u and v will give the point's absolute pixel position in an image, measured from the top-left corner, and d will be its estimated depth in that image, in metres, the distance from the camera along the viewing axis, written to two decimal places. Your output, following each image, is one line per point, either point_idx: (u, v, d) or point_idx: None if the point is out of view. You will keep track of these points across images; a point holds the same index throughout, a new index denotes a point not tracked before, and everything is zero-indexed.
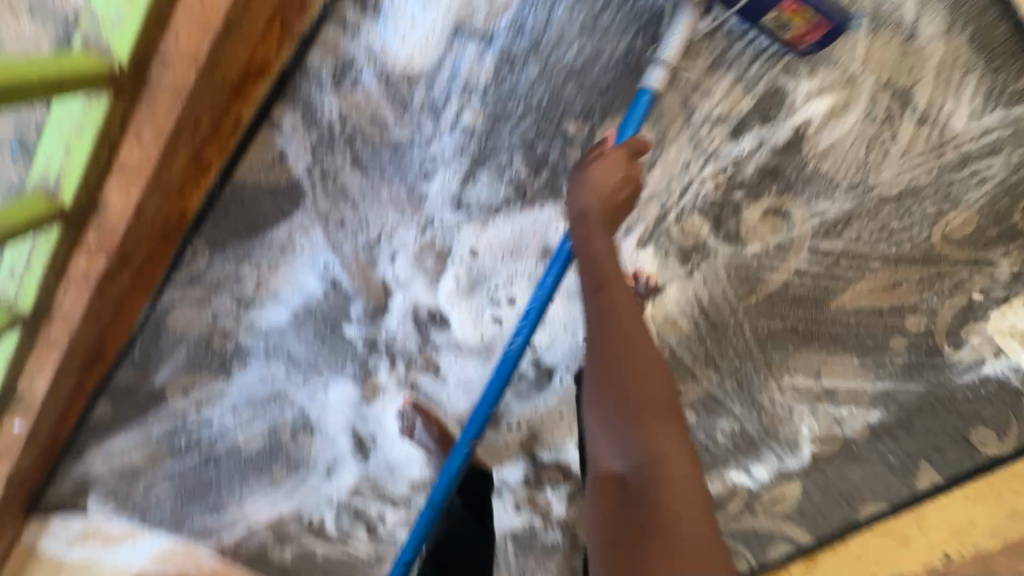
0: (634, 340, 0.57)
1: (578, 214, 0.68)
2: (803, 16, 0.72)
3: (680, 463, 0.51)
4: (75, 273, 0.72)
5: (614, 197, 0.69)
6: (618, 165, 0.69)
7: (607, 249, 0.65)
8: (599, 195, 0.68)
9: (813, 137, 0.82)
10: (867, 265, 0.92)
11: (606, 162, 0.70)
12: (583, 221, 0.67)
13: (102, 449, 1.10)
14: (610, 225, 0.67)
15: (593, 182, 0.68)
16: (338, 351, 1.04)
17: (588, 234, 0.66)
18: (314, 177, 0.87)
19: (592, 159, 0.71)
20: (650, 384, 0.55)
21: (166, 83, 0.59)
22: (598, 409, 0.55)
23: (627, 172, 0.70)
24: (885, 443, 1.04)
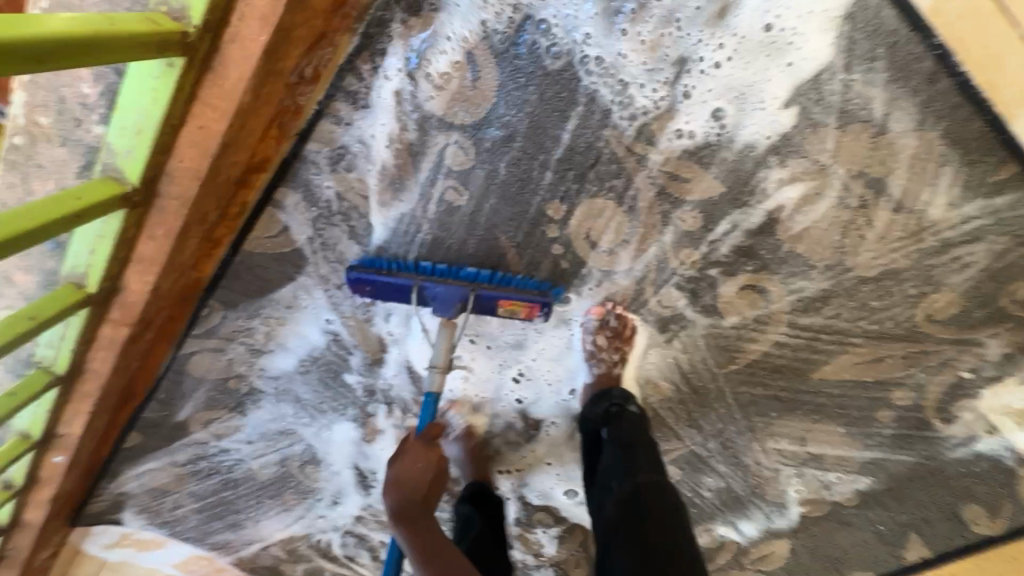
0: (454, 562, 0.72)
1: (397, 517, 0.77)
2: (516, 304, 0.88)
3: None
4: (104, 339, 0.82)
5: (420, 482, 0.80)
6: (422, 455, 0.82)
7: (425, 533, 0.75)
8: (404, 488, 0.79)
9: (787, 222, 0.84)
10: (848, 340, 0.92)
11: (410, 455, 0.82)
12: (402, 522, 0.76)
13: (133, 471, 1.21)
14: (424, 505, 0.79)
15: (399, 485, 0.79)
16: (340, 396, 1.12)
17: (415, 537, 0.75)
18: (314, 247, 0.95)
19: (396, 458, 0.82)
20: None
21: (173, 193, 0.66)
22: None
23: (429, 459, 0.83)
24: (875, 511, 1.03)
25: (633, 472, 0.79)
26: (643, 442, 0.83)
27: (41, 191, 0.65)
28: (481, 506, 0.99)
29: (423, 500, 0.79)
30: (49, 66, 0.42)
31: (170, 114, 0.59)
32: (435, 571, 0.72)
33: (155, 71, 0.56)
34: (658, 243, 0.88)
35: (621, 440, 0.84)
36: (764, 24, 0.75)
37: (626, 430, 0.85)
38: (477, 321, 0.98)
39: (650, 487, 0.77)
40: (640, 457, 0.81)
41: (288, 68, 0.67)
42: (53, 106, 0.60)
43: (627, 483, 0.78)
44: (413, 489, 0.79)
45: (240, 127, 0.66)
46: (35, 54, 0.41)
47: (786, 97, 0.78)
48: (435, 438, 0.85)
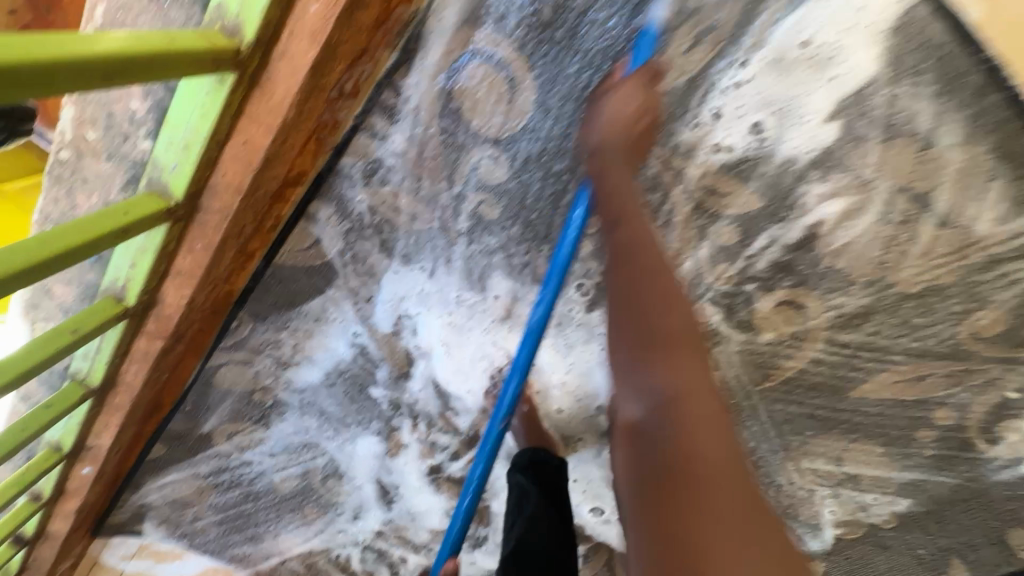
0: (633, 251, 0.60)
1: (595, 147, 0.70)
2: None
3: (703, 412, 0.51)
4: (137, 352, 0.82)
5: (635, 122, 0.71)
6: (632, 96, 0.71)
7: (624, 189, 0.66)
8: (611, 131, 0.70)
9: (827, 237, 0.82)
10: (888, 357, 0.90)
11: (623, 93, 0.72)
12: (593, 159, 0.70)
13: (155, 483, 1.20)
14: (632, 157, 0.70)
15: (612, 121, 0.71)
16: (364, 410, 1.11)
17: (606, 173, 0.69)
18: (345, 260, 0.95)
19: (611, 91, 0.72)
20: (667, 318, 0.56)
21: (214, 208, 0.66)
22: (621, 367, 0.56)
23: (642, 103, 0.72)
24: (914, 534, 1.00)
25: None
26: None
27: (85, 205, 0.66)
28: (539, 470, 0.92)
29: (628, 149, 0.70)
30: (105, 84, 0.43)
31: (216, 130, 0.59)
32: (618, 252, 0.61)
33: (204, 87, 0.56)
34: (693, 257, 0.86)
35: None
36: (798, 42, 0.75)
37: None
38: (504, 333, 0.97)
39: None
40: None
41: (331, 83, 0.66)
42: (102, 122, 0.61)
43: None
44: (625, 127, 0.70)
45: (283, 141, 0.66)
46: (88, 74, 0.41)
47: (829, 111, 0.77)
48: (653, 77, 0.73)
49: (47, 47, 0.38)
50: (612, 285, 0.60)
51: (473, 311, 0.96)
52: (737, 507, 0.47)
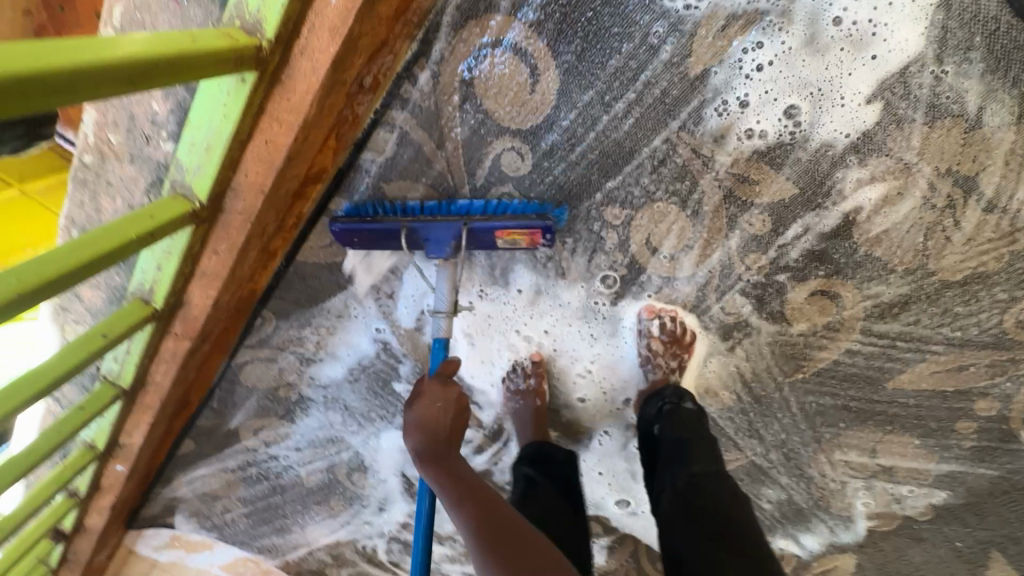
0: (498, 527, 0.63)
1: (429, 446, 0.68)
2: None
3: None
4: (165, 353, 0.82)
5: (444, 430, 0.70)
6: (445, 399, 0.72)
7: (457, 469, 0.68)
8: (429, 437, 0.69)
9: (864, 224, 0.79)
10: (928, 347, 0.87)
11: (432, 395, 0.73)
12: (429, 464, 0.68)
13: (185, 477, 1.22)
14: (451, 444, 0.70)
15: (425, 426, 0.69)
16: (389, 405, 1.12)
17: (444, 481, 0.67)
18: (367, 256, 0.95)
19: (414, 398, 0.73)
20: (536, 556, 0.61)
21: (237, 209, 0.65)
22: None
23: (452, 399, 0.73)
24: (951, 526, 0.98)
25: (688, 466, 0.76)
26: (699, 437, 0.79)
27: (110, 209, 0.66)
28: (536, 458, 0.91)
29: (451, 429, 0.71)
30: (123, 91, 0.41)
31: (238, 132, 0.58)
32: (487, 539, 0.62)
33: (226, 87, 0.55)
34: (723, 247, 0.84)
35: (676, 434, 0.81)
36: (831, 18, 0.71)
37: (683, 425, 0.82)
38: (530, 322, 0.94)
39: (706, 477, 0.74)
40: (694, 450, 0.78)
41: (351, 77, 0.65)
42: (124, 124, 0.60)
43: (681, 476, 0.75)
44: (439, 430, 0.70)
45: (304, 139, 0.64)
46: (107, 80, 0.39)
47: (870, 92, 0.73)
48: (450, 376, 0.77)
49: (67, 55, 0.37)
50: (475, 536, 0.63)
51: (497, 304, 0.94)
52: None
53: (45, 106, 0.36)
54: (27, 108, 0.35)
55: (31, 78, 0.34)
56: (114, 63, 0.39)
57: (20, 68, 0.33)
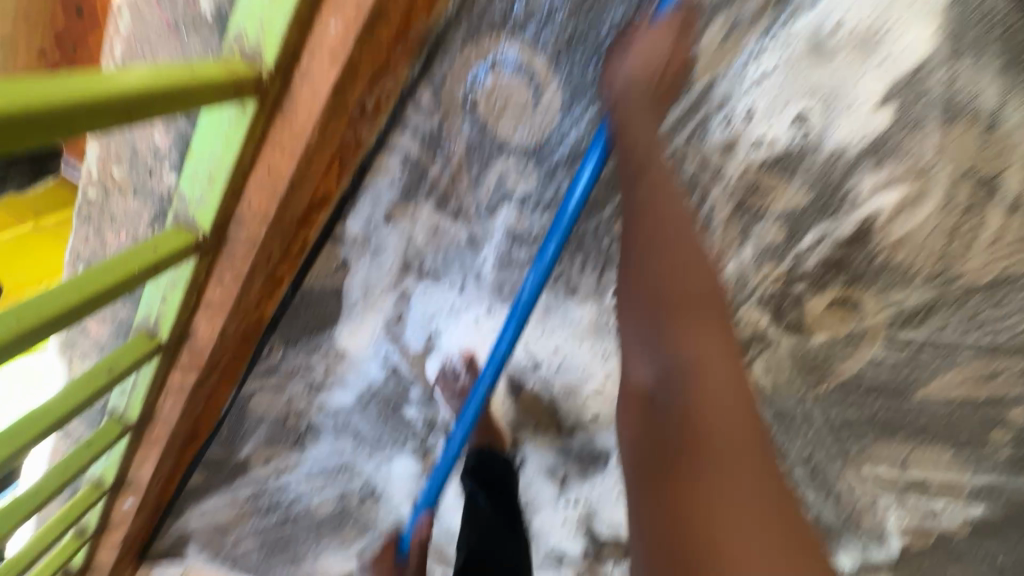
0: (653, 192, 0.58)
1: (621, 95, 0.66)
2: None
3: (718, 385, 0.50)
4: (172, 385, 0.81)
5: (659, 71, 0.66)
6: (669, 39, 0.65)
7: (645, 125, 0.64)
8: (642, 67, 0.66)
9: (883, 230, 0.77)
10: (956, 354, 0.83)
11: (654, 33, 0.66)
12: (632, 94, 0.66)
13: (196, 509, 1.20)
14: (655, 99, 0.66)
15: (637, 58, 0.66)
16: (400, 430, 1.10)
17: (627, 125, 0.65)
18: (373, 280, 0.93)
19: (626, 47, 0.67)
20: (694, 278, 0.54)
21: (241, 238, 0.65)
22: (632, 315, 0.56)
23: (674, 44, 0.66)
24: (987, 540, 0.95)
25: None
26: None
27: (115, 242, 0.65)
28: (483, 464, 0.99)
29: (651, 95, 0.66)
30: (116, 125, 0.40)
31: (240, 161, 0.57)
32: (638, 178, 0.60)
33: (226, 118, 0.54)
34: (737, 258, 0.82)
35: None
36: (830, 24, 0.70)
37: None
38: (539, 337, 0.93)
39: None
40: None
41: (352, 101, 0.64)
42: (127, 158, 0.60)
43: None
44: (651, 68, 0.66)
45: (307, 165, 0.63)
46: (98, 115, 0.38)
47: (882, 95, 0.71)
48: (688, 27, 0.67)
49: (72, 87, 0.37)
50: (627, 238, 0.59)
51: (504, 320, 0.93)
52: (751, 488, 0.46)
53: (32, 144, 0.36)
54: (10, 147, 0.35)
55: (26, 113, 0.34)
56: (105, 99, 0.38)
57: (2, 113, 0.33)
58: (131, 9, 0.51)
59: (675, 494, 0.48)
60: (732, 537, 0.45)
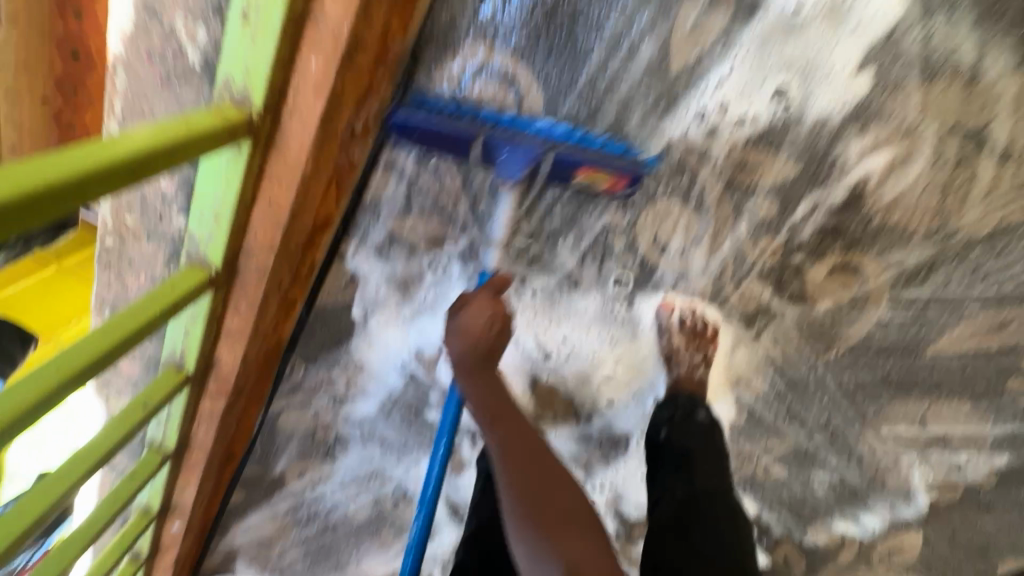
0: (518, 441, 0.76)
1: (458, 362, 0.80)
2: None
3: (571, 504, 0.73)
4: (204, 413, 0.86)
5: (483, 334, 0.79)
6: (485, 311, 0.79)
7: (491, 385, 0.80)
8: (467, 343, 0.79)
9: (875, 193, 0.77)
10: (963, 308, 0.84)
11: (480, 305, 0.80)
12: (466, 374, 0.80)
13: (240, 525, 1.26)
14: (488, 361, 0.80)
15: (467, 330, 0.79)
16: (424, 432, 1.14)
17: (479, 392, 0.79)
18: (383, 291, 0.96)
19: (465, 304, 0.80)
20: (558, 494, 0.73)
21: (251, 268, 0.68)
22: (539, 550, 0.68)
23: (494, 312, 0.80)
24: (1016, 487, 0.97)
25: (689, 480, 0.93)
26: (700, 449, 0.95)
27: (135, 284, 0.69)
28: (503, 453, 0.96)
29: (484, 356, 0.80)
30: (123, 185, 0.42)
31: (242, 197, 0.60)
32: (509, 462, 0.74)
33: (223, 159, 0.57)
34: (733, 236, 0.83)
35: (681, 448, 0.95)
36: (794, 5, 0.70)
37: (687, 434, 0.95)
38: (547, 328, 0.95)
39: (706, 493, 0.93)
40: (696, 464, 0.94)
41: (341, 127, 0.66)
42: (137, 206, 0.64)
43: (682, 488, 0.92)
44: (473, 341, 0.79)
45: (305, 192, 0.66)
46: (115, 176, 0.41)
47: (860, 60, 0.71)
48: (500, 291, 0.83)
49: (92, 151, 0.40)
50: (513, 485, 0.73)
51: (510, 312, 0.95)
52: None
53: (49, 218, 0.38)
54: (26, 226, 0.36)
55: (56, 183, 0.37)
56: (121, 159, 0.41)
57: (24, 192, 0.35)
58: (125, 69, 0.54)
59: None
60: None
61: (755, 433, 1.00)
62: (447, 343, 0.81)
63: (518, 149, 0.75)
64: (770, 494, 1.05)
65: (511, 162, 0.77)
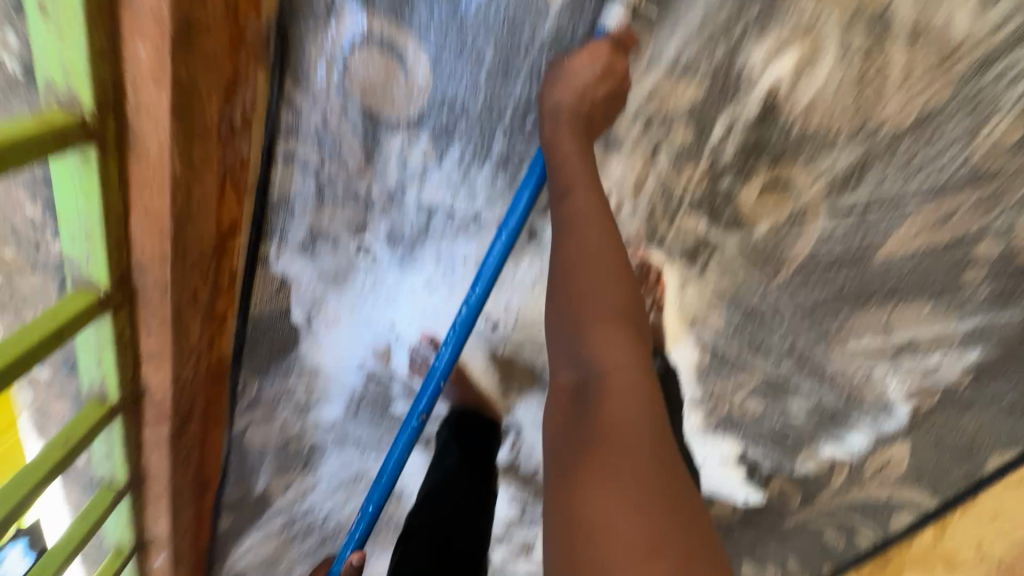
0: (580, 223, 0.66)
1: (556, 107, 0.70)
2: None
3: (623, 376, 0.58)
4: (150, 441, 0.83)
5: (589, 88, 0.69)
6: (598, 63, 0.68)
7: (577, 153, 0.70)
8: (572, 91, 0.69)
9: (788, 99, 0.74)
10: (904, 206, 0.80)
11: (591, 50, 0.68)
12: (566, 120, 0.70)
13: (239, 548, 1.26)
14: (586, 128, 0.71)
15: (571, 79, 0.69)
16: (395, 426, 1.11)
17: (567, 202, 0.69)
18: (317, 289, 0.93)
19: (563, 65, 0.71)
20: (598, 297, 0.62)
21: (150, 283, 0.65)
22: (558, 350, 0.64)
23: (608, 66, 0.69)
24: (995, 382, 0.93)
25: None
26: None
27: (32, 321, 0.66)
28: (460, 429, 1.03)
29: (585, 117, 0.71)
30: None
31: (109, 206, 0.57)
32: (563, 261, 0.66)
33: (76, 168, 0.54)
34: (654, 171, 0.80)
35: None
36: None
37: None
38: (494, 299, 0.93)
39: None
40: None
41: (213, 123, 0.63)
42: (10, 238, 0.61)
43: None
44: (579, 89, 0.68)
45: (189, 196, 0.63)
46: None
47: None
48: None
49: None
50: (558, 300, 0.65)
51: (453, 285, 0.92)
52: (639, 446, 0.53)
53: None
54: None
55: None
56: None
57: None
58: None
59: (567, 506, 0.52)
60: (601, 485, 0.51)
61: (724, 370, 0.98)
62: (547, 93, 0.72)
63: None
64: (753, 430, 1.04)
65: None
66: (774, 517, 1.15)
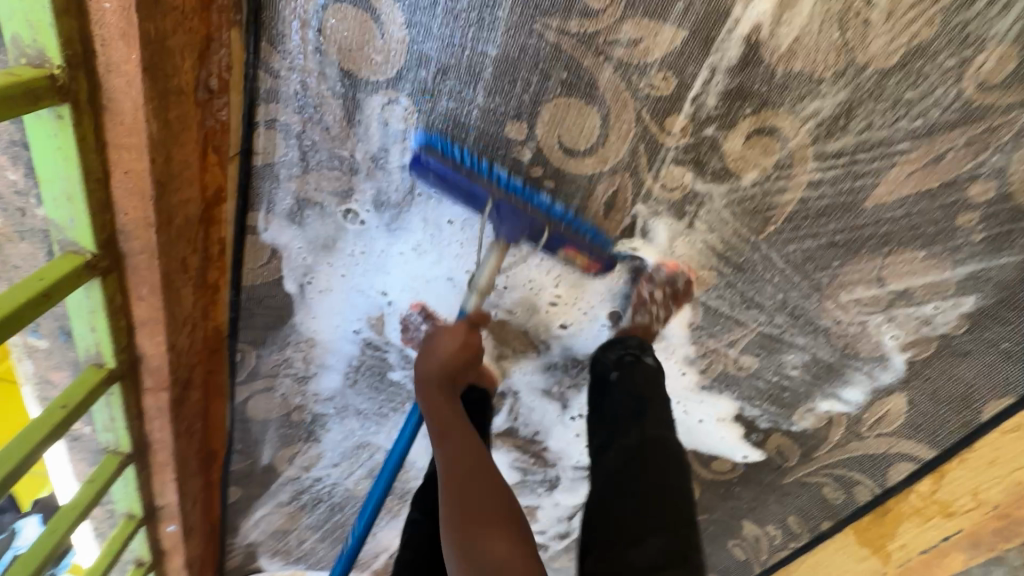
0: (459, 459, 0.77)
1: (424, 378, 0.88)
2: None
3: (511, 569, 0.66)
4: (150, 409, 0.85)
5: (453, 360, 0.89)
6: (464, 336, 0.89)
7: (440, 407, 0.85)
8: (433, 361, 0.89)
9: (770, 40, 0.73)
10: (893, 149, 0.79)
11: (452, 330, 0.90)
12: (438, 393, 0.87)
13: (250, 520, 1.29)
14: (450, 384, 0.89)
15: (433, 354, 0.89)
16: (394, 394, 1.13)
17: (448, 450, 0.79)
18: (306, 255, 0.93)
19: (441, 330, 0.91)
20: (485, 500, 0.73)
21: (138, 249, 0.66)
22: (450, 552, 0.69)
23: (464, 342, 0.89)
24: (992, 328, 0.92)
25: (642, 426, 0.88)
26: (655, 396, 0.92)
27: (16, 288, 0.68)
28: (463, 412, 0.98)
29: (449, 382, 0.88)
30: None
31: (89, 169, 0.58)
32: (450, 481, 0.75)
33: (51, 129, 0.55)
34: (636, 122, 0.79)
35: (634, 391, 0.92)
36: None
37: (643, 380, 0.93)
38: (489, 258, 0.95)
39: (657, 439, 0.86)
40: (650, 409, 0.90)
41: (189, 86, 0.64)
42: None
43: (635, 436, 0.87)
44: (438, 366, 0.88)
45: (170, 160, 0.64)
46: None
47: None
48: None
49: None
50: (448, 516, 0.72)
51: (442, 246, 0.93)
52: None
53: None
54: None
55: None
56: None
57: None
58: None
59: None
60: None
61: (717, 327, 0.98)
62: (419, 361, 0.91)
63: (521, 218, 0.85)
64: (748, 388, 1.04)
65: (511, 231, 0.87)
66: (772, 474, 1.15)
